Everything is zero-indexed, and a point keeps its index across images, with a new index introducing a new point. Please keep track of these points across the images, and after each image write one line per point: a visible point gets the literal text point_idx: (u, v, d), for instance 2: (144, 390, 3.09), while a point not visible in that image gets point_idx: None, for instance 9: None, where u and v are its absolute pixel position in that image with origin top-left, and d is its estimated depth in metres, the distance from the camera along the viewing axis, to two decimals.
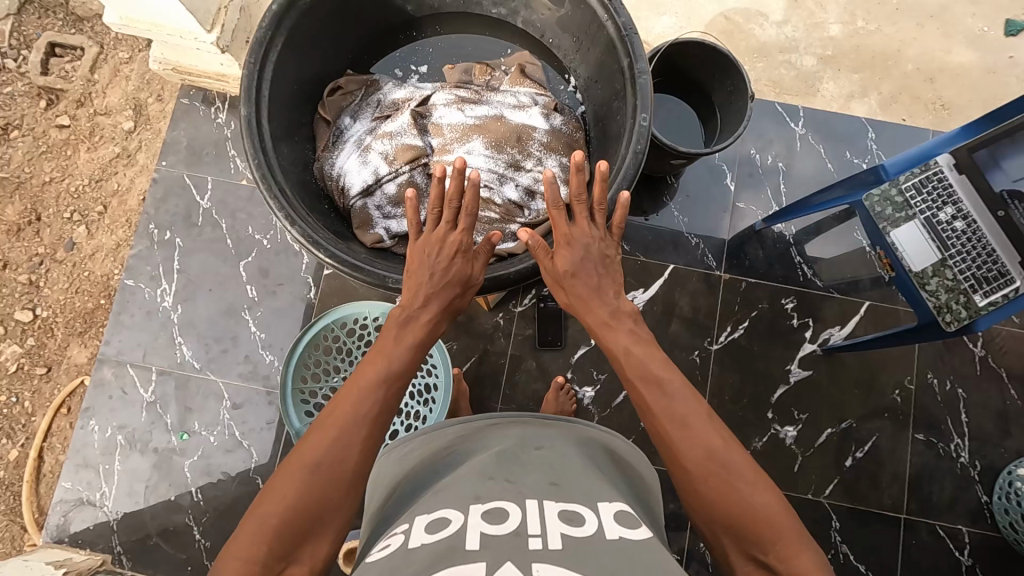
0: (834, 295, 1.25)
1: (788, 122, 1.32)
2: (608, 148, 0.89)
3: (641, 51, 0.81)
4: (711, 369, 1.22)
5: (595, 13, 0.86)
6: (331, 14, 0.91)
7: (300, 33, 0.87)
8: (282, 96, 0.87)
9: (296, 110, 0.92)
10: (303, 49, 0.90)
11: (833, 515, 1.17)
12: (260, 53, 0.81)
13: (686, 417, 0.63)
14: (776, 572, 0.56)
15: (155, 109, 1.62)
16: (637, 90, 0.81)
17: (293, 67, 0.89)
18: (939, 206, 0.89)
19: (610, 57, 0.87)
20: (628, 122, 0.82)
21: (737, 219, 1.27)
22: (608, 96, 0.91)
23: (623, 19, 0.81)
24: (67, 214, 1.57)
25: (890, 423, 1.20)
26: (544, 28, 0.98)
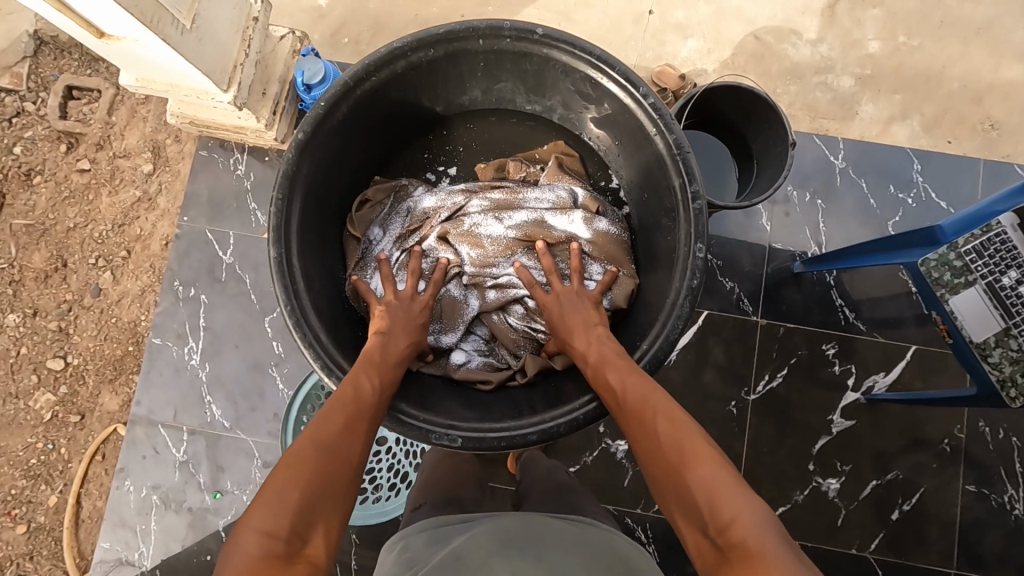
0: (877, 338, 1.20)
1: (827, 156, 1.25)
2: (658, 268, 0.88)
3: (695, 170, 0.80)
4: (748, 419, 1.17)
5: (642, 124, 0.84)
6: (361, 128, 0.90)
7: (327, 152, 0.85)
8: (312, 220, 0.86)
9: (324, 224, 0.90)
10: (330, 166, 0.88)
11: (878, 570, 1.13)
12: (287, 187, 0.80)
13: (641, 396, 0.67)
14: (721, 542, 0.50)
15: (173, 150, 1.60)
16: (696, 218, 0.78)
17: (322, 186, 0.87)
18: (1003, 269, 0.83)
19: (656, 167, 0.86)
20: (682, 249, 0.80)
21: (773, 261, 1.21)
22: (656, 206, 0.89)
23: (677, 136, 0.79)
24: (93, 260, 1.58)
25: (937, 474, 1.16)
26: (583, 126, 0.97)
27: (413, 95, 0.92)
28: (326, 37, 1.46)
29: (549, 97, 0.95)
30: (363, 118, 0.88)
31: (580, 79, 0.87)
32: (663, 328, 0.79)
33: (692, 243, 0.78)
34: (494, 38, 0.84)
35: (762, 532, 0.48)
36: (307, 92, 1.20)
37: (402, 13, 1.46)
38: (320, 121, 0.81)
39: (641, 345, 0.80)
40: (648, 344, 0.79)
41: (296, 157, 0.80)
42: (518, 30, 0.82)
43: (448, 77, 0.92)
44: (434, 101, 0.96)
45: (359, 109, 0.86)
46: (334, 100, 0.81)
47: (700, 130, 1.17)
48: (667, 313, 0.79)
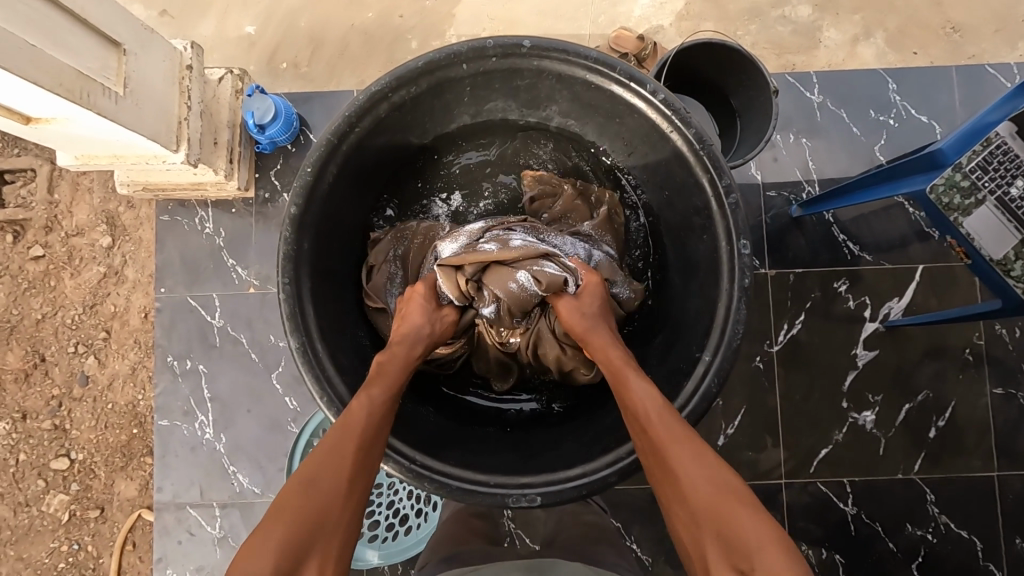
0: (885, 266, 1.20)
1: (803, 93, 1.23)
2: (694, 269, 0.86)
3: (723, 165, 0.78)
4: (776, 371, 1.18)
5: (654, 124, 0.82)
6: (355, 183, 0.87)
7: (325, 218, 0.83)
8: (325, 294, 0.84)
9: (338, 292, 0.88)
10: (331, 231, 0.85)
11: (926, 489, 1.16)
12: (292, 268, 0.78)
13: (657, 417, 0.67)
14: None
15: (128, 217, 1.50)
16: (732, 213, 0.77)
17: (327, 258, 0.85)
18: (1009, 179, 0.82)
19: (674, 164, 0.83)
20: (723, 247, 0.79)
21: (770, 209, 1.20)
22: (680, 204, 0.87)
23: (695, 129, 0.78)
24: (72, 348, 1.50)
25: (965, 384, 1.18)
26: (583, 129, 0.93)
27: (399, 134, 0.89)
28: (263, 66, 1.37)
29: (543, 108, 0.91)
30: (354, 172, 0.85)
31: (577, 85, 0.84)
32: (722, 336, 0.77)
33: (733, 241, 0.77)
34: (478, 58, 0.80)
35: None
36: (261, 132, 1.13)
37: (338, 26, 1.38)
38: (313, 188, 0.79)
39: (701, 357, 0.78)
40: (709, 357, 0.78)
41: (294, 237, 0.78)
42: (504, 46, 0.79)
43: (434, 109, 0.88)
44: (422, 134, 0.92)
45: (349, 161, 0.83)
46: (320, 165, 0.79)
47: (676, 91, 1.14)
48: (719, 317, 0.78)
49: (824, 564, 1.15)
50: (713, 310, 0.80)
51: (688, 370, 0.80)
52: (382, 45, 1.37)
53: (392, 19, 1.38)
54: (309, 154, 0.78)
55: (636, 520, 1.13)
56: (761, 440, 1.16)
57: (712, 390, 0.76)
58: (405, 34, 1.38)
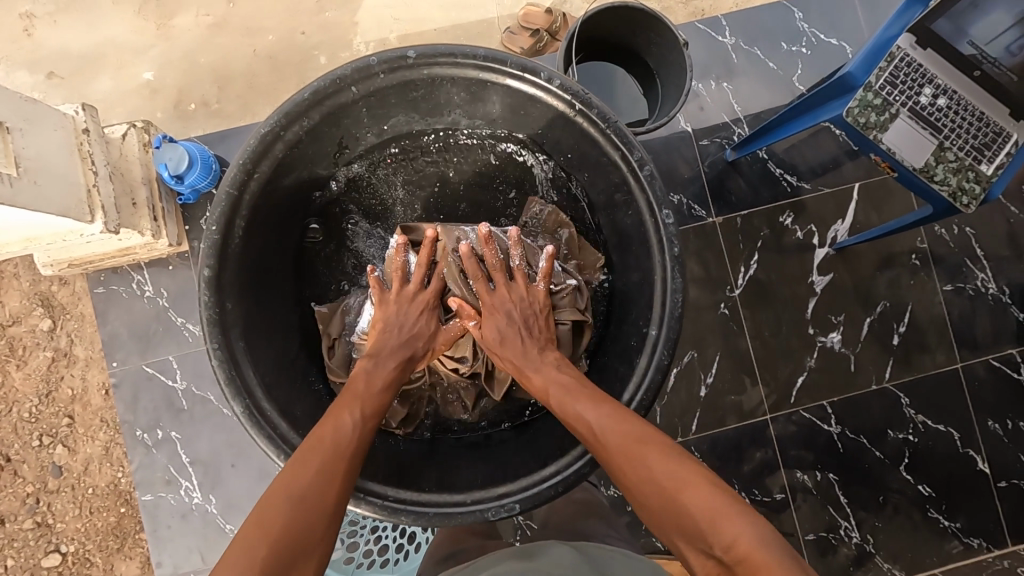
0: (824, 191, 1.23)
1: (715, 37, 1.24)
2: (630, 245, 0.87)
3: (632, 139, 0.78)
4: (742, 313, 1.20)
5: (557, 110, 0.81)
6: (268, 230, 0.84)
7: (246, 275, 0.81)
8: (265, 349, 0.82)
9: (280, 343, 0.86)
10: (256, 287, 0.84)
11: (900, 394, 1.21)
12: (221, 333, 0.76)
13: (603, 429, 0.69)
14: (732, 567, 0.52)
15: (64, 294, 1.43)
16: (651, 184, 0.78)
17: (261, 313, 0.84)
18: (918, 89, 0.85)
19: (587, 146, 0.83)
20: (647, 219, 0.80)
21: (706, 158, 1.21)
22: (603, 183, 0.87)
23: (599, 110, 0.78)
24: (37, 441, 1.43)
25: (917, 288, 1.23)
26: (490, 126, 0.91)
27: (303, 170, 0.86)
28: (170, 111, 1.30)
29: (447, 113, 0.89)
30: (265, 219, 0.83)
31: (474, 86, 0.83)
32: (663, 310, 0.79)
33: (657, 214, 0.78)
34: (366, 78, 0.79)
35: (762, 548, 0.51)
36: (181, 183, 1.08)
37: (240, 55, 1.32)
38: (223, 249, 0.77)
39: (649, 331, 0.80)
40: (655, 329, 0.79)
41: (214, 299, 0.76)
42: (388, 61, 0.78)
43: (336, 136, 0.86)
44: (324, 161, 0.89)
45: (257, 208, 0.81)
46: (224, 221, 0.76)
47: (593, 59, 1.14)
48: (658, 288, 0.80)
49: (821, 484, 1.19)
50: (652, 283, 0.81)
51: (638, 345, 0.83)
52: (290, 67, 1.32)
53: (295, 37, 1.33)
54: (212, 214, 0.77)
55: None
56: (741, 382, 1.19)
57: (664, 362, 0.78)
58: (311, 51, 1.33)
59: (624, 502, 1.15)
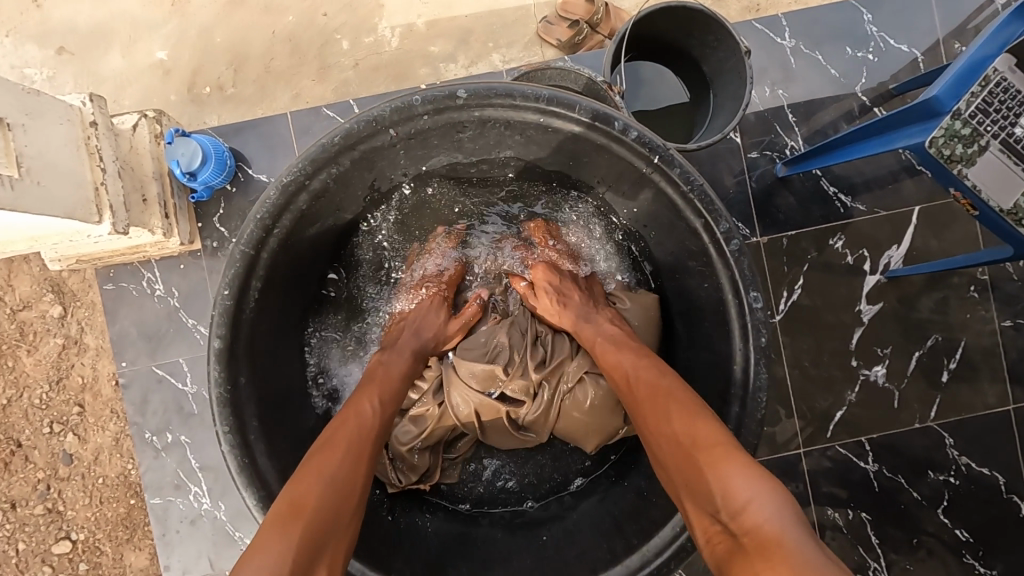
0: (880, 213, 1.14)
1: (774, 39, 1.13)
2: (705, 318, 0.82)
3: (719, 206, 0.71)
4: (781, 341, 1.13)
5: (629, 162, 0.74)
6: (285, 286, 0.81)
7: (256, 339, 0.77)
8: (279, 423, 0.80)
9: (295, 415, 0.84)
10: (267, 350, 0.80)
11: (945, 434, 1.14)
12: (230, 414, 0.72)
13: (641, 374, 0.73)
14: (732, 529, 0.55)
15: (74, 281, 1.39)
16: (737, 261, 0.72)
17: (272, 380, 0.81)
18: (1013, 118, 0.76)
19: (662, 204, 0.77)
20: (732, 299, 0.74)
21: (754, 172, 1.12)
22: (661, 212, 0.80)
23: (681, 171, 0.70)
24: (48, 427, 1.41)
25: (971, 321, 1.15)
26: (538, 161, 0.86)
27: (328, 218, 0.83)
28: (184, 95, 1.23)
29: (498, 150, 0.84)
30: (281, 275, 0.79)
31: (531, 129, 0.75)
32: (743, 406, 0.74)
33: (743, 295, 0.73)
34: (406, 119, 0.72)
35: (771, 523, 0.53)
36: (194, 179, 1.02)
37: (258, 37, 1.24)
38: (235, 320, 0.73)
39: (725, 429, 0.76)
40: (733, 428, 0.75)
41: (225, 375, 0.72)
42: (434, 101, 0.70)
43: (374, 169, 0.80)
44: (353, 203, 0.85)
45: (273, 266, 0.76)
46: (238, 286, 0.72)
47: (640, 60, 1.05)
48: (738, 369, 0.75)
49: (853, 525, 1.13)
50: (728, 369, 0.77)
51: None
52: (310, 51, 1.24)
53: (316, 19, 1.24)
54: (224, 276, 0.72)
55: None
56: (776, 413, 1.13)
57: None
58: (333, 34, 1.24)
59: None
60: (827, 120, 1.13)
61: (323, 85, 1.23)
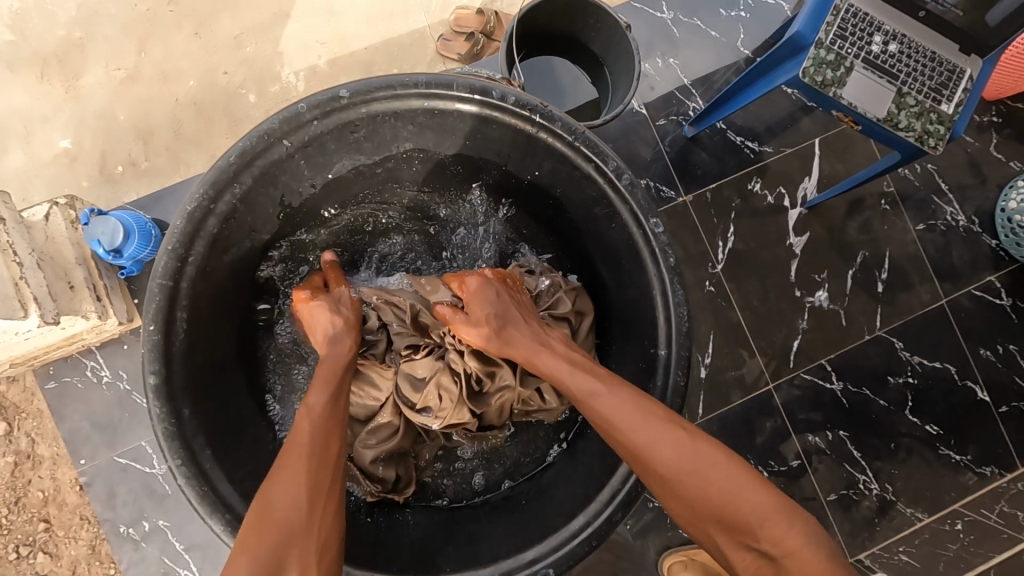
0: (787, 151, 1.22)
1: (654, 14, 1.21)
2: (620, 262, 0.82)
3: (606, 150, 0.74)
4: (728, 288, 1.18)
5: (518, 130, 0.76)
6: (215, 317, 0.78)
7: (193, 375, 0.73)
8: (236, 453, 0.76)
9: (252, 441, 0.80)
10: (206, 386, 0.75)
11: (894, 339, 1.22)
12: (181, 448, 0.69)
13: (605, 391, 0.67)
14: (776, 559, 0.54)
15: (14, 392, 1.29)
16: (632, 194, 0.74)
17: (219, 412, 0.77)
18: (868, 38, 0.84)
19: (560, 166, 0.79)
20: (637, 231, 0.75)
21: (665, 138, 1.19)
22: (574, 195, 0.82)
23: (563, 122, 0.73)
24: (13, 553, 1.30)
25: (890, 231, 1.24)
26: (438, 148, 0.84)
27: (244, 241, 0.79)
28: (96, 178, 1.20)
29: (394, 148, 0.83)
30: (208, 304, 0.76)
31: (420, 116, 0.76)
32: (669, 326, 0.74)
33: (645, 224, 0.74)
34: (298, 128, 0.72)
35: (811, 546, 0.54)
36: (120, 256, 0.99)
37: (162, 106, 1.23)
38: (166, 355, 0.69)
39: (658, 352, 0.75)
40: (664, 350, 0.75)
41: (166, 409, 0.69)
42: (320, 104, 0.71)
43: (275, 191, 0.79)
44: (267, 225, 0.82)
45: (196, 295, 0.73)
46: (162, 317, 0.69)
47: (536, 55, 1.10)
48: (657, 302, 0.75)
49: (834, 445, 1.18)
50: (649, 297, 0.76)
51: (648, 367, 0.78)
52: (218, 110, 1.24)
53: (217, 78, 1.24)
54: (145, 310, 0.68)
55: None
56: (739, 356, 1.17)
57: (680, 382, 0.73)
58: (238, 90, 1.25)
59: (645, 499, 1.12)
60: (719, 78, 1.21)
61: None
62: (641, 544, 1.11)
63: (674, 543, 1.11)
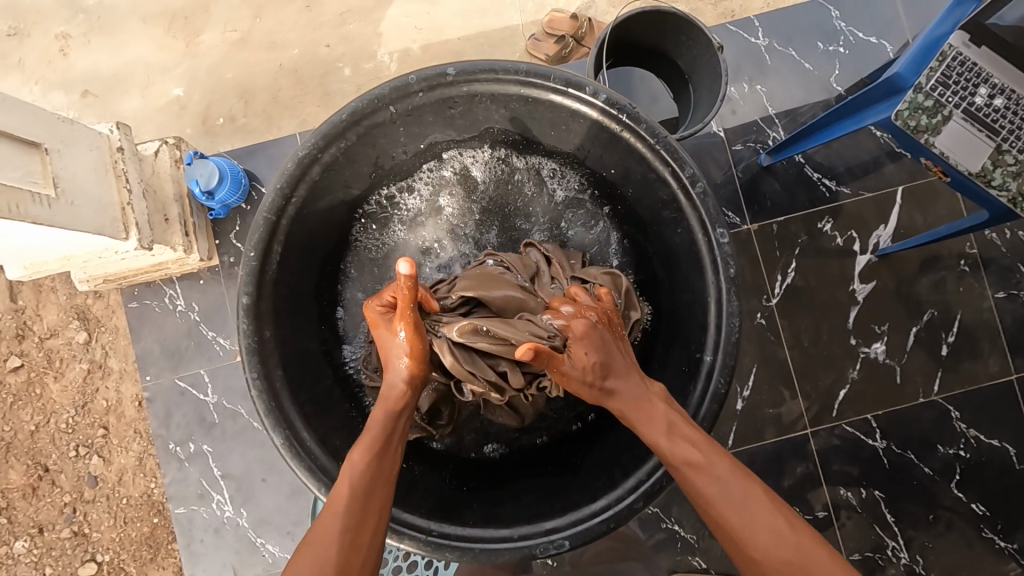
0: (865, 195, 1.18)
1: (748, 40, 1.20)
2: (679, 269, 0.82)
3: (683, 155, 0.75)
4: (779, 323, 1.16)
5: (604, 128, 0.79)
6: (304, 255, 0.83)
7: (280, 303, 0.79)
8: (303, 380, 0.81)
9: (318, 372, 0.85)
10: (292, 311, 0.82)
11: (950, 407, 1.15)
12: (260, 366, 0.75)
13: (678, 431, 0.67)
14: None
15: (99, 307, 1.43)
16: (703, 202, 0.75)
17: (297, 337, 0.82)
18: (972, 89, 0.81)
19: (638, 167, 0.80)
20: (702, 241, 0.76)
21: (739, 164, 1.18)
22: (647, 200, 0.84)
23: (647, 124, 0.75)
24: (73, 452, 1.43)
25: (964, 294, 1.18)
26: (524, 128, 0.86)
27: (338, 192, 0.85)
28: (199, 127, 1.32)
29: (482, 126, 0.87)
30: (301, 244, 0.82)
31: (513, 102, 0.80)
32: (718, 334, 0.75)
33: (710, 232, 0.75)
34: (403, 97, 0.77)
35: None
36: (212, 198, 1.08)
37: (265, 70, 1.33)
38: (262, 278, 0.76)
39: (703, 357, 0.76)
40: (710, 355, 0.75)
41: (252, 327, 0.75)
42: (427, 78, 0.75)
43: (372, 153, 0.84)
44: (359, 180, 0.87)
45: (294, 233, 0.79)
46: (262, 248, 0.75)
47: (623, 64, 1.12)
48: (712, 311, 0.76)
49: (865, 504, 1.14)
50: (704, 305, 0.77)
51: (690, 371, 0.78)
52: (314, 81, 1.33)
53: (318, 50, 1.33)
54: (249, 239, 0.75)
55: (673, 500, 1.11)
56: (780, 394, 1.15)
57: (720, 390, 0.73)
58: (335, 63, 1.33)
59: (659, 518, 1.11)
60: (807, 110, 1.19)
61: (327, 110, 1.32)
62: (649, 560, 1.10)
63: (681, 568, 1.10)
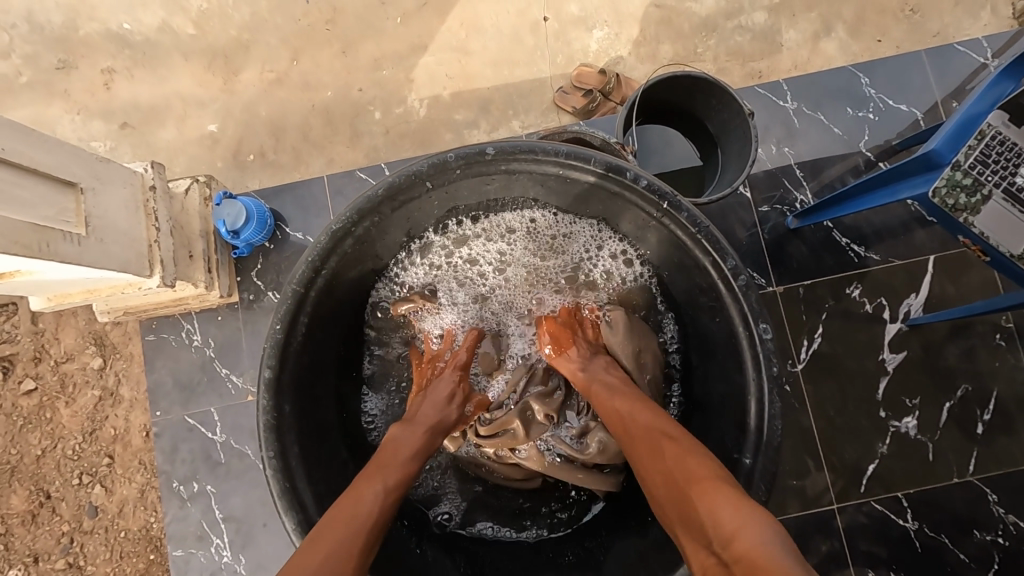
0: (895, 262, 1.15)
1: (777, 101, 1.20)
2: (721, 359, 0.80)
3: (726, 245, 0.73)
4: (805, 390, 1.12)
5: (641, 209, 0.77)
6: (326, 325, 0.82)
7: (301, 375, 0.78)
8: (319, 455, 0.79)
9: (332, 445, 0.83)
10: (311, 380, 0.81)
11: (986, 489, 1.09)
12: (277, 444, 0.72)
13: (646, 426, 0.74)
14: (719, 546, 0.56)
15: (116, 333, 1.43)
16: (745, 294, 0.72)
17: (314, 407, 0.81)
18: (1013, 169, 0.80)
19: (681, 252, 0.79)
20: (743, 338, 0.74)
21: (765, 224, 1.16)
22: (686, 282, 0.83)
23: (688, 213, 0.73)
24: (76, 479, 1.41)
25: (1000, 368, 1.13)
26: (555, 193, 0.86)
27: (368, 262, 0.86)
28: (230, 162, 1.35)
29: (516, 192, 0.86)
30: (328, 312, 0.82)
31: (550, 177, 0.79)
32: (758, 435, 0.72)
33: (752, 326, 0.72)
34: (441, 173, 0.76)
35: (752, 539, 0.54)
36: (237, 237, 1.09)
37: (298, 110, 1.36)
38: (286, 348, 0.74)
39: (742, 460, 0.73)
40: (749, 459, 0.72)
41: (273, 402, 0.73)
42: (465, 158, 0.74)
43: (399, 221, 0.83)
44: (389, 247, 0.87)
45: (320, 305, 0.79)
46: (289, 319, 0.74)
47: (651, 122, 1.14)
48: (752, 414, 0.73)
49: None
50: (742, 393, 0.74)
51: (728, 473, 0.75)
52: (344, 122, 1.36)
53: (351, 93, 1.37)
54: (277, 311, 0.74)
55: None
56: (804, 465, 1.10)
57: (760, 497, 0.70)
58: (366, 106, 1.36)
59: None
60: (833, 173, 1.18)
61: (356, 151, 1.34)
62: None
63: None
